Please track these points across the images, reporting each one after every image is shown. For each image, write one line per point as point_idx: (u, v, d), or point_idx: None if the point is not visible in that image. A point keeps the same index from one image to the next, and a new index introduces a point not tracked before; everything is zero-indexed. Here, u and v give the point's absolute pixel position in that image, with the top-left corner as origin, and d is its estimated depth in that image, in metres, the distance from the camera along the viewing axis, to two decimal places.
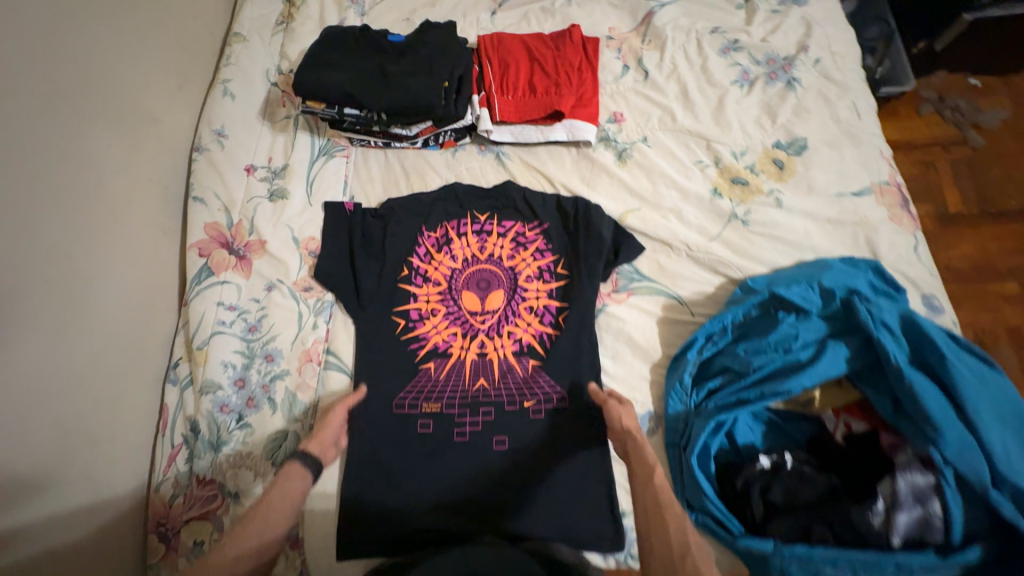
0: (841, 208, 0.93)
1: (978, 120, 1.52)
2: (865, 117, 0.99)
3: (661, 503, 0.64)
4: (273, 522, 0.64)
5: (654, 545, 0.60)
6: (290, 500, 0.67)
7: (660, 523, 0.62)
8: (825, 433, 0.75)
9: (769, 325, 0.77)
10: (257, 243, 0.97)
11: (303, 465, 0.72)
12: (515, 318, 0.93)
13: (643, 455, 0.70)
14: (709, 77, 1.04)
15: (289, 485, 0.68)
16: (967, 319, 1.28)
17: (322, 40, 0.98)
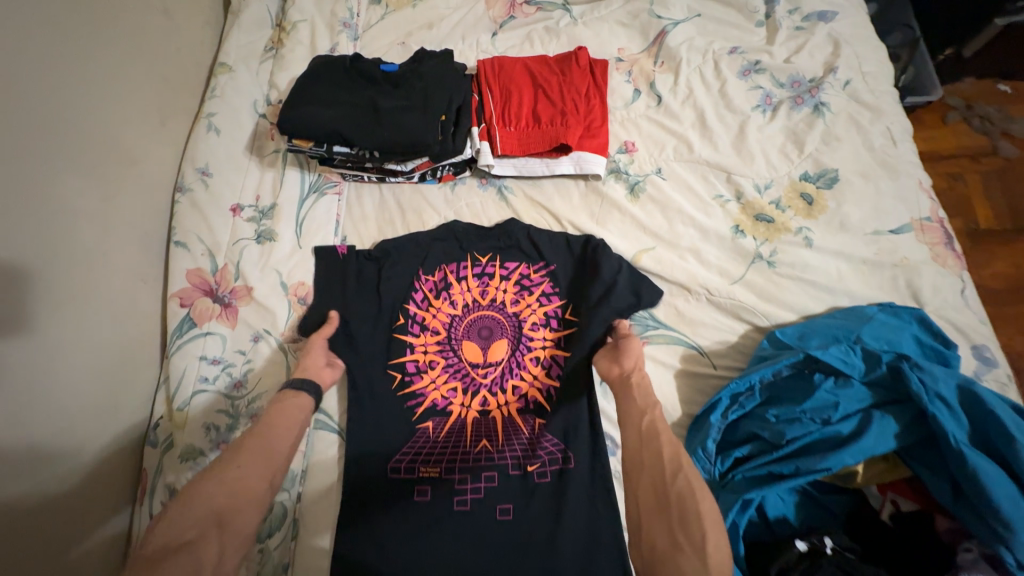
0: (878, 247, 0.85)
1: (1010, 128, 1.40)
2: (901, 145, 0.91)
3: (656, 425, 0.68)
4: (271, 454, 0.66)
5: (648, 463, 0.64)
6: (295, 421, 0.72)
7: (653, 442, 0.66)
8: (869, 510, 0.68)
9: (802, 388, 0.70)
10: (246, 288, 0.91)
11: (305, 394, 0.76)
12: (521, 371, 0.85)
13: (643, 389, 0.74)
14: (728, 101, 0.96)
15: (287, 408, 0.73)
16: (1011, 351, 1.16)
17: (310, 73, 0.92)
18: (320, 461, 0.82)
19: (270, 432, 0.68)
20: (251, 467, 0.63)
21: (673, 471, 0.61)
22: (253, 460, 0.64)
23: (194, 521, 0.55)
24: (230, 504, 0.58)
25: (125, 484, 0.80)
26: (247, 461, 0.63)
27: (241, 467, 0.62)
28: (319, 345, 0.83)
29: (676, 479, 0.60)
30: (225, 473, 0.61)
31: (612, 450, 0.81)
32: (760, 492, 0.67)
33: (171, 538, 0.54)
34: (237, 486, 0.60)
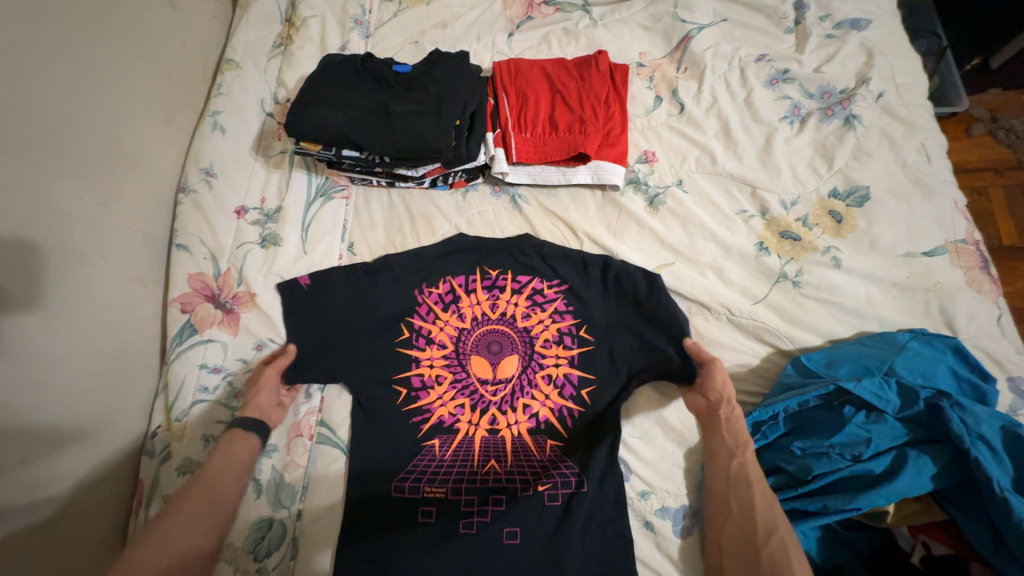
0: (910, 270, 0.81)
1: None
2: (936, 162, 0.87)
3: (749, 471, 0.67)
4: (223, 495, 0.71)
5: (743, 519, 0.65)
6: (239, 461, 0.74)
7: (745, 490, 0.66)
8: (898, 551, 0.64)
9: (832, 423, 0.67)
10: (246, 296, 0.88)
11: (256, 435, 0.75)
12: (531, 389, 0.81)
13: (735, 425, 0.71)
14: (754, 112, 0.92)
15: (235, 451, 0.74)
16: None
17: (319, 71, 0.88)
18: (321, 477, 0.79)
19: (215, 481, 0.71)
20: (197, 524, 0.67)
21: (766, 532, 0.62)
22: (199, 510, 0.68)
23: None
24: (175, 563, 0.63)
25: (121, 498, 0.77)
26: (190, 518, 0.67)
27: (184, 526, 0.66)
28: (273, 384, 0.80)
29: (769, 540, 0.61)
30: (170, 533, 0.65)
31: (627, 475, 0.78)
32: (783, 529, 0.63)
33: None
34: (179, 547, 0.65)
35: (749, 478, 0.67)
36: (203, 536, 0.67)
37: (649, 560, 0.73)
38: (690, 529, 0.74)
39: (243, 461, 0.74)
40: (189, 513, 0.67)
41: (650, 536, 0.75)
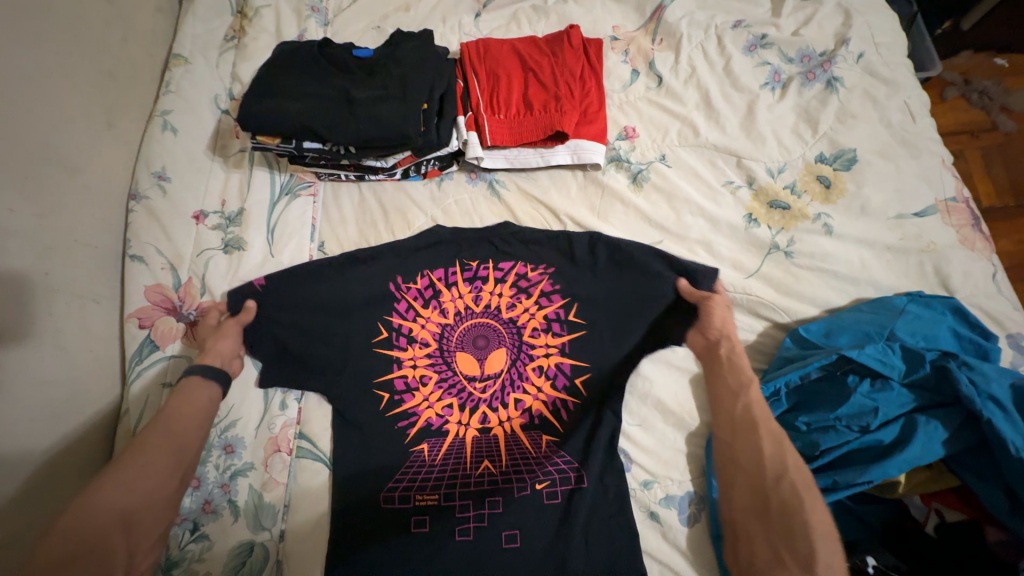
0: (902, 232, 0.78)
1: (1009, 102, 1.31)
2: (921, 121, 0.85)
3: (753, 411, 0.64)
4: (187, 439, 0.67)
5: (752, 465, 0.60)
6: (202, 410, 0.70)
7: (751, 434, 0.62)
8: (911, 521, 0.63)
9: (836, 393, 0.64)
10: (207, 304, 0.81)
11: (205, 376, 0.71)
12: (523, 383, 0.77)
13: (739, 367, 0.70)
14: (734, 80, 0.89)
15: (194, 400, 0.69)
16: None
17: (273, 59, 0.82)
18: (305, 493, 0.74)
19: (176, 427, 0.67)
20: (158, 467, 0.63)
21: (775, 474, 0.58)
22: (160, 456, 0.64)
23: (101, 524, 0.56)
24: (135, 505, 0.59)
25: None
26: (150, 462, 0.63)
27: (144, 472, 0.62)
28: (232, 333, 0.77)
29: (779, 484, 0.57)
30: (123, 475, 0.60)
31: (628, 465, 0.75)
32: None
33: (72, 546, 0.54)
34: (136, 492, 0.60)
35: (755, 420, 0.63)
36: (164, 482, 0.63)
37: (657, 553, 0.70)
38: (696, 516, 0.71)
39: (204, 410, 0.70)
40: (149, 457, 0.63)
41: (656, 527, 0.71)
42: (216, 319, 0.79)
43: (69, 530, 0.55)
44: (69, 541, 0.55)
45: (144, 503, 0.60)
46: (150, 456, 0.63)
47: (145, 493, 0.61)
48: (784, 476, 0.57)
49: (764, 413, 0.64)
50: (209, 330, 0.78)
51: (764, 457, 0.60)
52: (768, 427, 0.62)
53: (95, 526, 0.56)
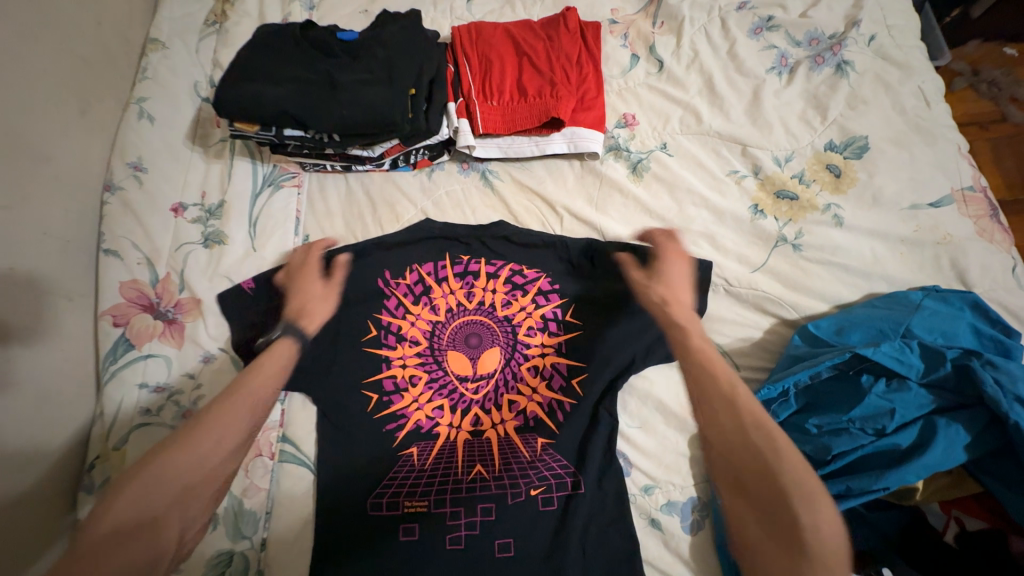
0: (917, 223, 0.74)
1: (1018, 93, 1.26)
2: (935, 106, 0.80)
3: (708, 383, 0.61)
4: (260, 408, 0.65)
5: (718, 434, 0.56)
6: (277, 378, 0.69)
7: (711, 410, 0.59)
8: (931, 531, 0.59)
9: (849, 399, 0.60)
10: (320, 246, 0.81)
11: (292, 339, 0.72)
12: (517, 383, 0.74)
13: (685, 333, 0.69)
14: (739, 64, 0.85)
15: (279, 359, 0.70)
16: None
17: (253, 42, 0.77)
18: (287, 499, 0.70)
19: (255, 398, 0.65)
20: (226, 440, 0.60)
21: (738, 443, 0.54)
22: (228, 421, 0.61)
23: (165, 496, 0.55)
24: (195, 480, 0.57)
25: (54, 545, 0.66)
26: (217, 432, 0.60)
27: (219, 440, 0.60)
28: (331, 300, 0.77)
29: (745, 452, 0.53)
30: (200, 441, 0.58)
31: (628, 469, 0.71)
32: None
33: (122, 521, 0.52)
34: (199, 466, 0.58)
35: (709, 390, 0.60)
36: (224, 459, 0.60)
37: (658, 562, 0.67)
38: (699, 523, 0.68)
39: (279, 378, 0.69)
40: (223, 427, 0.60)
41: (657, 534, 0.68)
42: (322, 272, 0.78)
43: (136, 494, 0.53)
44: (131, 504, 0.53)
45: (204, 478, 0.58)
46: (220, 428, 0.60)
47: (204, 464, 0.58)
48: (745, 441, 0.54)
49: (716, 382, 0.60)
50: (314, 287, 0.77)
51: (724, 425, 0.56)
52: (722, 393, 0.59)
53: (159, 495, 0.54)
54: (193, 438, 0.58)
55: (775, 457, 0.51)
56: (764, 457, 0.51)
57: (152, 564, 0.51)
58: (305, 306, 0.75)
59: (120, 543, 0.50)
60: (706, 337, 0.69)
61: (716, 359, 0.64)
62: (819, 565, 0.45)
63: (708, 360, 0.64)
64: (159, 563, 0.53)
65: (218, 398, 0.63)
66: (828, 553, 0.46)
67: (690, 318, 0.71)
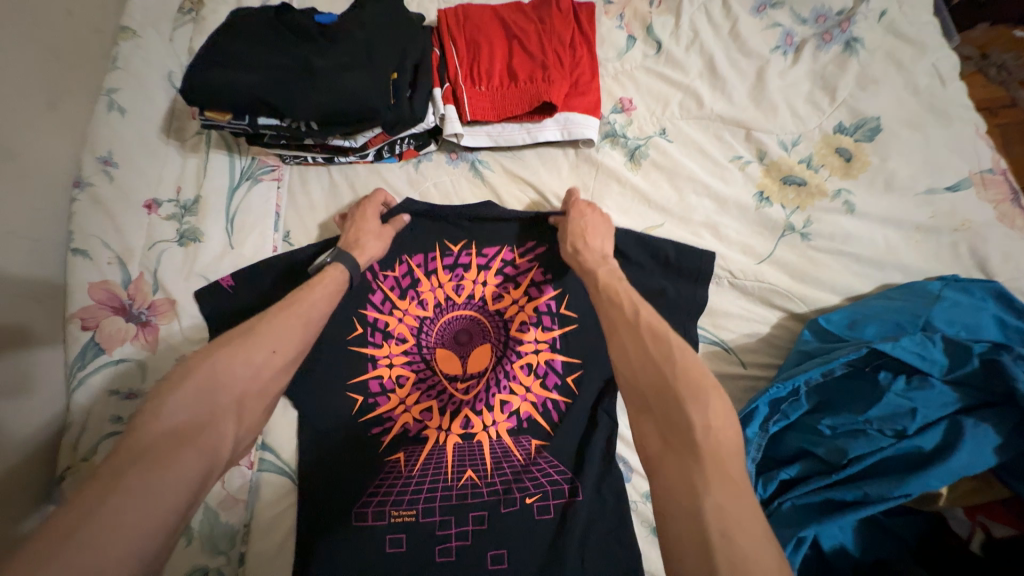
0: (933, 209, 0.70)
1: None
2: (951, 85, 0.76)
3: (621, 309, 0.53)
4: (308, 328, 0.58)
5: (619, 354, 0.50)
6: (327, 302, 0.62)
7: (620, 332, 0.51)
8: (951, 537, 0.55)
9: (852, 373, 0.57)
10: (379, 196, 0.76)
11: (347, 266, 0.66)
12: (509, 382, 0.69)
13: (590, 272, 0.62)
14: (742, 44, 0.80)
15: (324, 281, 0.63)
16: None
17: (225, 25, 0.73)
18: (268, 510, 0.67)
19: (310, 314, 0.59)
20: (277, 353, 0.54)
21: (646, 360, 0.47)
22: (278, 338, 0.55)
23: (216, 404, 0.49)
24: (244, 393, 0.51)
25: None
26: (272, 343, 0.54)
27: (271, 350, 0.54)
28: (385, 240, 0.72)
29: (648, 372, 0.47)
30: (250, 354, 0.53)
31: (628, 474, 0.67)
32: (818, 527, 0.53)
33: (173, 426, 0.46)
34: (255, 374, 0.52)
35: (617, 315, 0.53)
36: (279, 370, 0.54)
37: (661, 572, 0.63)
38: None
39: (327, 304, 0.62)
40: (276, 337, 0.55)
41: None
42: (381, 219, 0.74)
43: (192, 395, 0.48)
44: (182, 406, 0.47)
45: (257, 388, 0.52)
46: (274, 338, 0.55)
47: (257, 372, 0.52)
48: (654, 355, 0.47)
49: (624, 305, 0.54)
50: (371, 226, 0.72)
51: (627, 347, 0.49)
52: (629, 320, 0.52)
53: (213, 400, 0.49)
54: (248, 344, 0.53)
55: (672, 368, 0.45)
56: (666, 369, 0.45)
57: (207, 471, 0.46)
58: (360, 241, 0.70)
59: (177, 444, 0.45)
60: (615, 272, 0.61)
61: (621, 291, 0.56)
62: (712, 466, 0.39)
63: (611, 299, 0.56)
64: (213, 473, 0.47)
65: (270, 312, 0.57)
66: (721, 455, 0.41)
67: (600, 259, 0.63)
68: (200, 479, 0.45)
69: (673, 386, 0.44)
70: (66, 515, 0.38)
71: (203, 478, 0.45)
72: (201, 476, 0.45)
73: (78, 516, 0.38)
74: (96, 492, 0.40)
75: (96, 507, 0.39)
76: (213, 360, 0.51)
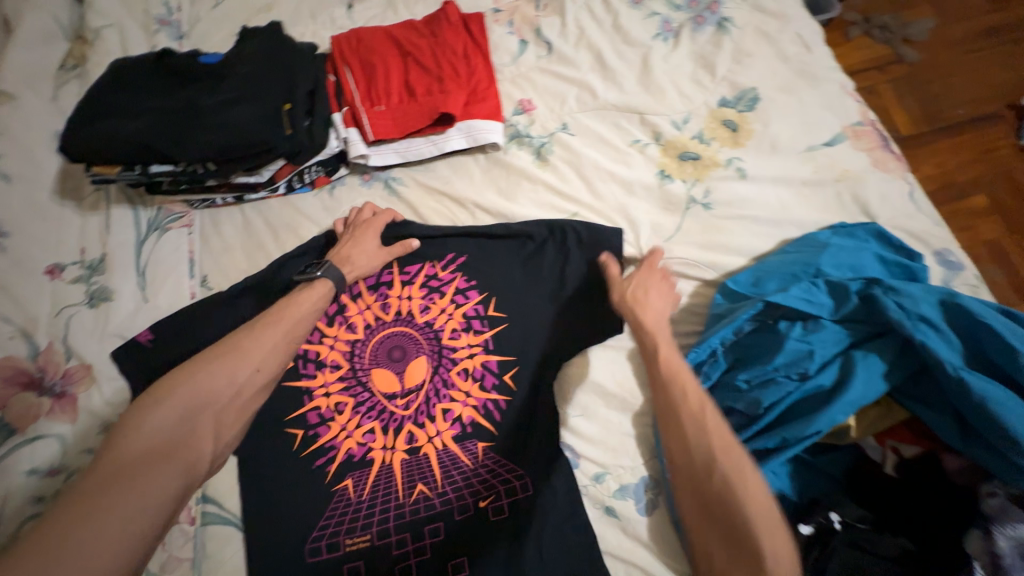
0: (815, 164, 0.75)
1: (911, 33, 1.17)
2: (816, 49, 0.82)
3: (688, 404, 0.54)
4: (297, 330, 0.64)
5: (678, 450, 0.52)
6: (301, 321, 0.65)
7: (678, 433, 0.53)
8: (870, 466, 0.59)
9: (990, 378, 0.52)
10: (386, 216, 0.76)
11: (331, 277, 0.69)
12: (449, 390, 0.70)
13: (650, 348, 0.60)
14: (625, 35, 0.84)
15: (314, 291, 0.68)
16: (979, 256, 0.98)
17: (106, 75, 0.71)
18: (216, 565, 0.64)
19: (296, 331, 0.64)
20: (256, 369, 0.60)
21: (712, 469, 0.49)
22: (265, 357, 0.61)
23: (195, 419, 0.55)
24: (226, 408, 0.58)
25: None
26: (254, 359, 0.60)
27: (251, 367, 0.60)
28: (377, 260, 0.73)
29: (715, 481, 0.49)
30: (235, 368, 0.59)
31: (576, 461, 0.68)
32: None
33: (158, 440, 0.52)
34: (238, 389, 0.59)
35: (675, 408, 0.54)
36: (259, 388, 0.60)
37: (619, 552, 0.64)
38: (654, 502, 0.65)
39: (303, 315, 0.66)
40: (261, 356, 0.61)
41: (614, 523, 0.65)
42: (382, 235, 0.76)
43: (177, 408, 0.54)
44: (165, 422, 0.53)
45: (239, 403, 0.59)
46: (257, 354, 0.61)
47: (239, 390, 0.59)
48: (713, 465, 0.49)
49: (681, 397, 0.54)
50: (369, 245, 0.73)
51: (689, 443, 0.51)
52: (692, 415, 0.53)
53: (196, 415, 0.55)
54: (234, 361, 0.59)
55: (741, 485, 0.47)
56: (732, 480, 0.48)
57: (187, 482, 0.52)
58: (351, 256, 0.72)
59: (160, 459, 0.51)
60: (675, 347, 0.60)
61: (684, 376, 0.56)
62: None
63: (673, 380, 0.56)
64: (193, 485, 0.53)
65: (257, 323, 0.63)
66: None
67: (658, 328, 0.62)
68: (178, 492, 0.50)
69: (741, 505, 0.47)
70: (60, 517, 0.45)
71: (184, 488, 0.51)
72: (181, 489, 0.51)
73: (70, 521, 0.44)
74: (83, 504, 0.46)
75: (85, 516, 0.45)
76: (200, 374, 0.57)
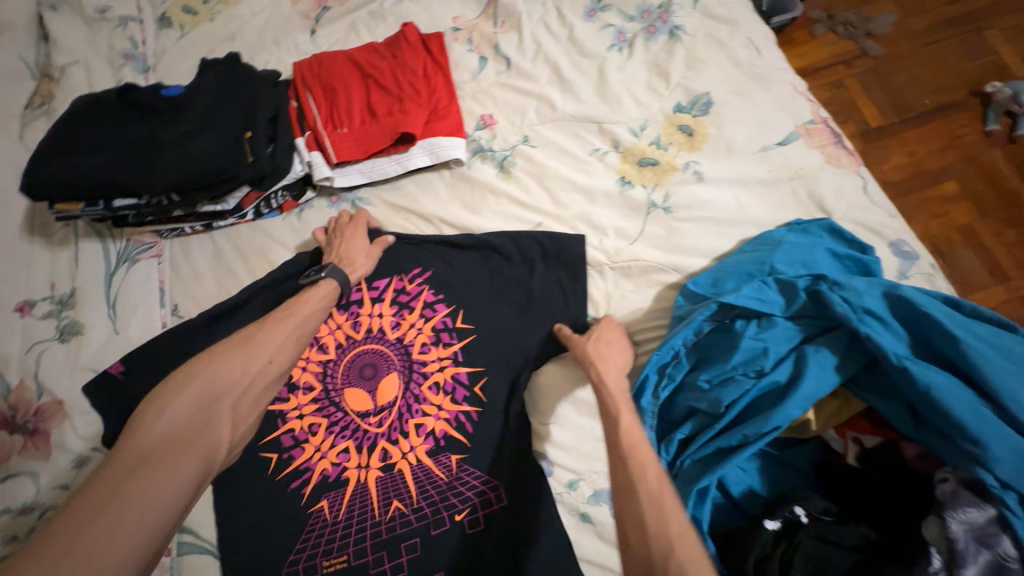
0: (770, 163, 0.77)
1: (872, 28, 1.19)
2: (766, 52, 0.84)
3: (647, 470, 0.50)
4: (306, 323, 0.65)
5: (632, 524, 0.47)
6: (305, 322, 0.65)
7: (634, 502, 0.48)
8: (834, 457, 0.61)
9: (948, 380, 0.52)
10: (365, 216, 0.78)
11: (334, 277, 0.70)
12: (421, 405, 0.70)
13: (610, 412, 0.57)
14: (580, 48, 0.86)
15: (319, 288, 0.69)
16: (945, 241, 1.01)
17: (69, 112, 0.72)
18: None
19: (304, 326, 0.65)
20: (269, 360, 0.60)
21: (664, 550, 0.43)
22: (276, 351, 0.61)
23: (212, 409, 0.55)
24: (241, 398, 0.57)
25: None
26: (267, 352, 0.61)
27: (263, 359, 0.60)
28: (371, 258, 0.76)
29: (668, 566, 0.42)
30: (248, 360, 0.59)
31: (551, 468, 0.69)
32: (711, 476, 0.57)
33: (176, 429, 0.52)
34: (252, 381, 0.59)
35: (632, 474, 0.50)
36: (273, 379, 0.61)
37: (595, 556, 0.65)
38: None
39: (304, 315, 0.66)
40: (272, 349, 0.61)
41: (590, 528, 0.66)
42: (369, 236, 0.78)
43: (194, 399, 0.54)
44: (182, 412, 0.53)
45: (253, 394, 0.59)
46: (269, 347, 0.61)
47: (254, 379, 0.59)
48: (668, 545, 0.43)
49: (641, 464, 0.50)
50: (359, 244, 0.76)
51: (645, 520, 0.46)
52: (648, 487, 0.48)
53: (212, 406, 0.55)
54: (248, 353, 0.59)
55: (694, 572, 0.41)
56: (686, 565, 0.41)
57: (204, 471, 0.52)
58: (349, 256, 0.74)
59: (178, 449, 0.51)
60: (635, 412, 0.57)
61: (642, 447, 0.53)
62: None
63: (632, 445, 0.53)
64: (209, 476, 0.52)
65: (269, 317, 0.64)
66: None
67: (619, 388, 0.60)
68: (196, 483, 0.50)
69: None
70: (80, 507, 0.45)
71: (201, 477, 0.51)
72: (199, 479, 0.51)
73: (92, 510, 0.45)
74: (103, 493, 0.46)
75: (101, 509, 0.45)
76: (215, 365, 0.57)
